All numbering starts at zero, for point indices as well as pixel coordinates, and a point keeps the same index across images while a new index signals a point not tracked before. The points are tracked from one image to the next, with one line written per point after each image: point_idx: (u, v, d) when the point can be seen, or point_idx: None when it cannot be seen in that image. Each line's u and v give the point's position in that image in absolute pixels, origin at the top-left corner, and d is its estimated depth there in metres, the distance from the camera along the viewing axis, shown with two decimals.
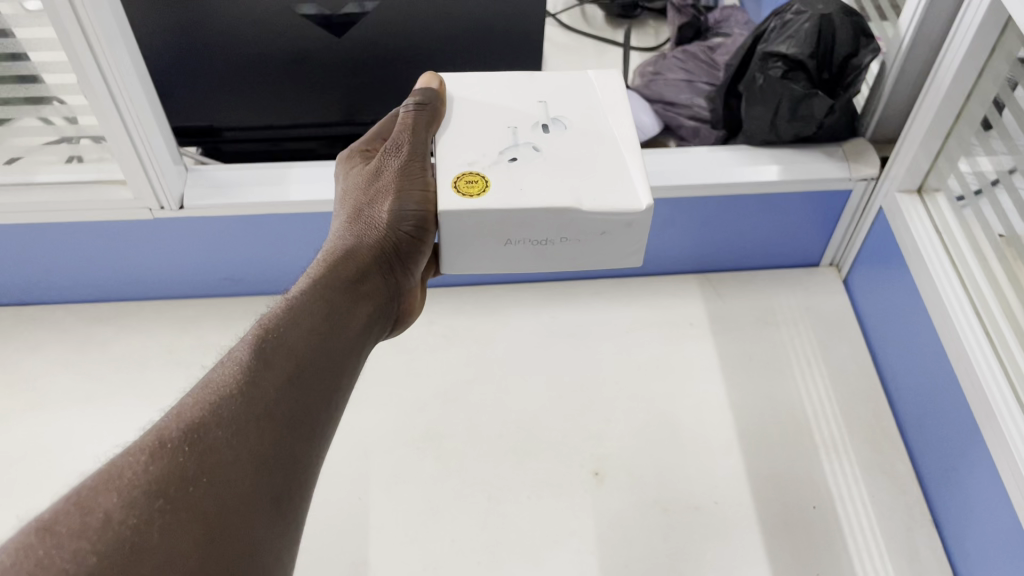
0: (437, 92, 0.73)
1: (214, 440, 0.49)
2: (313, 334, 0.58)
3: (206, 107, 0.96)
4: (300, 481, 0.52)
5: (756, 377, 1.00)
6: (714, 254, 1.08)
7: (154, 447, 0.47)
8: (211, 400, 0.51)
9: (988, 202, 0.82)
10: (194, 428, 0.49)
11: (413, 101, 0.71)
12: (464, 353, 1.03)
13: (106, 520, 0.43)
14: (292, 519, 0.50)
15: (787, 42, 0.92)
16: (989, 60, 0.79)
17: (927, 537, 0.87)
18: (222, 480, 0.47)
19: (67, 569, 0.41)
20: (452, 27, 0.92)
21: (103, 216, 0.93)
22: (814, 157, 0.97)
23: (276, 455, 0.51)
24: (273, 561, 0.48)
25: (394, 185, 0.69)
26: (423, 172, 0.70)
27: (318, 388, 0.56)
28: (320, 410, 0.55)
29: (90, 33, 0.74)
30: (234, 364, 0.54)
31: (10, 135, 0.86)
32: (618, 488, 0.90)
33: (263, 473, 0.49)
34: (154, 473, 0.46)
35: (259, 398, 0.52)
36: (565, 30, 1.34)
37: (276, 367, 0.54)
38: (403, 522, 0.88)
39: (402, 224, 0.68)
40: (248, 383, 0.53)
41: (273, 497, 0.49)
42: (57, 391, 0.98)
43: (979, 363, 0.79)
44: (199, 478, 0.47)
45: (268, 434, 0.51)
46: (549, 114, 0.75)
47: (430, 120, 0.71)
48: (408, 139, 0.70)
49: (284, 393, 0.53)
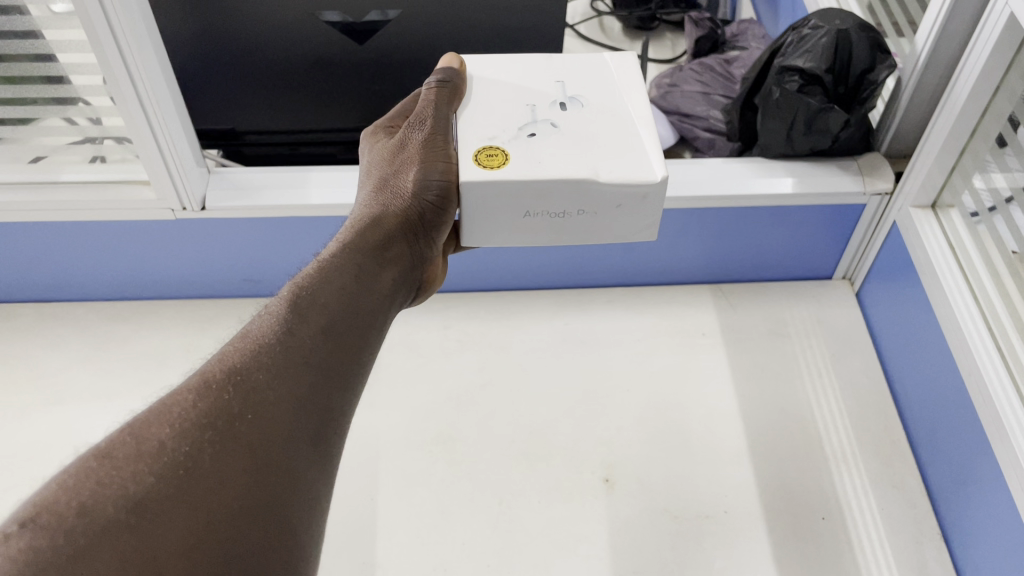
0: (458, 71, 0.74)
1: (257, 381, 0.51)
2: (347, 290, 0.60)
3: (229, 110, 0.98)
4: (337, 425, 0.53)
5: (768, 386, 1.00)
6: (727, 266, 1.09)
7: (200, 387, 0.50)
8: (251, 348, 0.53)
9: (1002, 219, 0.83)
10: (237, 371, 0.51)
11: (434, 78, 0.73)
12: (476, 358, 1.03)
13: (160, 447, 0.46)
14: (330, 457, 0.52)
15: (805, 56, 0.94)
16: (1004, 77, 0.79)
17: (936, 551, 0.87)
18: (268, 416, 0.49)
19: (126, 487, 0.44)
20: (474, 38, 0.93)
21: (125, 216, 0.95)
22: (830, 171, 0.98)
23: (312, 397, 0.52)
24: (312, 494, 0.49)
25: (419, 154, 0.70)
26: (445, 144, 0.71)
27: (352, 342, 0.57)
28: (354, 361, 0.57)
29: (119, 36, 0.75)
30: (271, 317, 0.56)
31: (37, 135, 0.88)
32: (627, 495, 0.91)
33: (303, 414, 0.51)
34: (201, 409, 0.48)
35: (295, 346, 0.54)
36: (583, 42, 1.36)
37: (312, 320, 0.56)
38: (414, 526, 0.88)
39: (428, 192, 0.69)
40: (285, 331, 0.55)
41: (313, 435, 0.51)
42: (75, 386, 0.99)
43: (990, 378, 0.80)
44: (244, 414, 0.49)
45: (306, 379, 0.53)
46: (567, 93, 0.76)
47: (451, 96, 0.72)
48: (431, 113, 0.71)
49: (319, 342, 0.55)
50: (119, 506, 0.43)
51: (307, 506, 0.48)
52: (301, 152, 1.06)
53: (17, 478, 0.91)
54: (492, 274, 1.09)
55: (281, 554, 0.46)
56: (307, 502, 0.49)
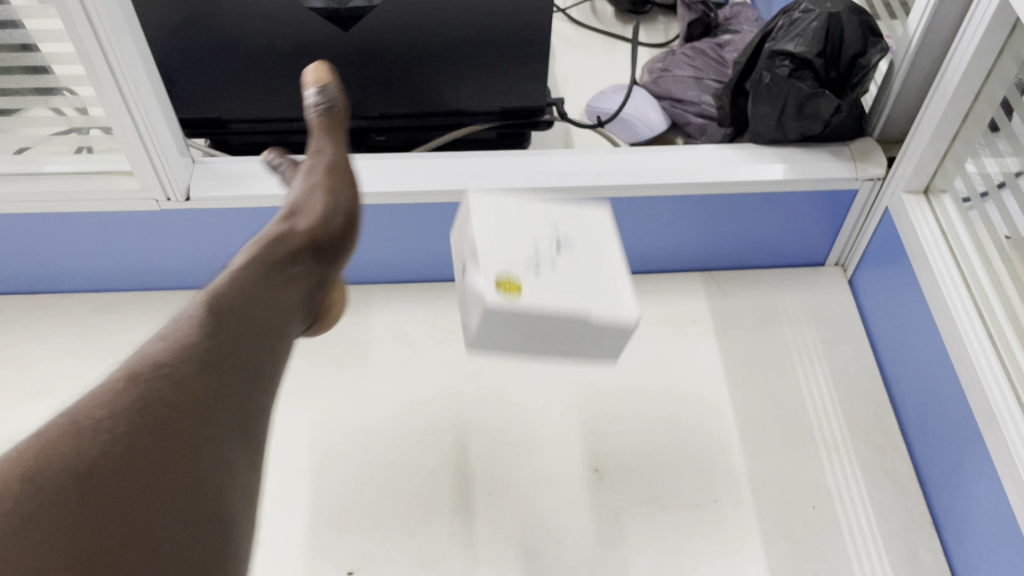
0: (339, 91, 0.77)
1: (180, 376, 0.52)
2: (263, 297, 0.60)
3: (214, 99, 0.97)
4: (253, 427, 0.55)
5: (759, 375, 1.00)
6: (718, 253, 1.08)
7: (126, 379, 0.51)
8: (174, 344, 0.54)
9: (995, 204, 0.81)
10: (162, 365, 0.52)
11: (318, 101, 0.75)
12: (465, 348, 1.03)
13: (93, 429, 0.48)
14: (247, 460, 0.54)
15: (795, 40, 0.92)
16: (997, 61, 0.78)
17: (928, 540, 0.86)
18: (203, 400, 0.52)
19: (58, 462, 0.46)
20: (461, 24, 0.92)
21: (110, 207, 0.94)
22: (821, 156, 0.97)
23: (230, 401, 0.53)
24: (232, 492, 0.51)
25: (326, 180, 0.71)
26: (346, 171, 0.73)
27: (262, 348, 0.57)
28: (265, 369, 0.57)
29: (97, 25, 0.74)
30: (190, 316, 0.56)
31: (21, 125, 0.88)
32: (617, 484, 0.90)
33: (220, 418, 0.52)
34: (129, 398, 0.50)
35: (215, 348, 0.54)
36: (574, 26, 1.35)
37: (230, 321, 0.56)
38: (403, 517, 0.88)
39: (336, 217, 0.70)
40: (202, 330, 0.55)
41: (230, 436, 0.52)
42: (63, 378, 0.99)
43: (982, 366, 0.79)
44: (170, 406, 0.50)
45: (227, 380, 0.54)
46: (554, 240, 0.64)
47: (337, 122, 0.75)
48: (327, 142, 0.74)
49: (232, 347, 0.55)
50: (57, 476, 0.45)
51: (228, 504, 0.50)
52: (288, 141, 1.05)
53: None
54: None
55: (205, 548, 0.47)
56: (226, 502, 0.50)
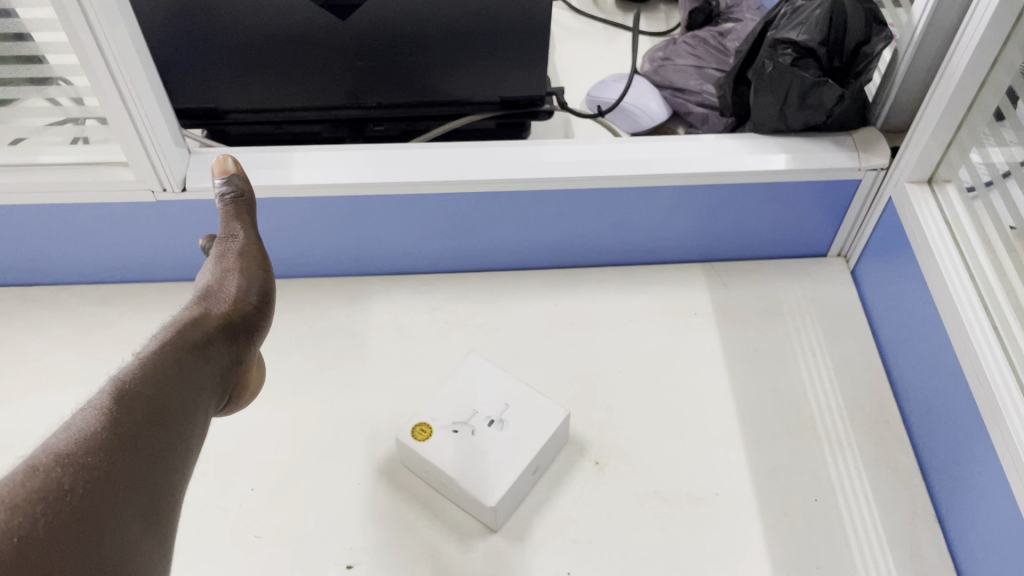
0: (245, 178, 0.81)
1: (88, 462, 0.49)
2: (174, 381, 0.58)
3: (210, 90, 0.96)
4: (164, 516, 0.52)
5: (760, 368, 0.99)
6: (720, 244, 1.07)
7: (29, 468, 0.48)
8: (81, 431, 0.51)
9: (1000, 194, 0.81)
10: (68, 453, 0.49)
11: (225, 191, 0.79)
12: (465, 340, 1.02)
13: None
14: (158, 549, 0.51)
15: (798, 28, 0.90)
16: (1004, 49, 0.77)
17: (931, 533, 0.86)
18: (143, 465, 0.52)
19: None
20: (459, 14, 0.91)
21: (107, 198, 0.93)
22: (824, 147, 0.96)
23: (143, 486, 0.51)
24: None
25: (241, 263, 0.74)
26: (258, 255, 0.76)
27: (176, 431, 0.55)
28: (180, 454, 0.55)
29: (90, 14, 0.73)
30: (95, 404, 0.54)
31: (16, 116, 0.87)
32: (618, 477, 0.90)
33: (132, 502, 0.50)
34: (32, 486, 0.47)
35: (127, 433, 0.52)
36: (575, 15, 1.34)
37: (140, 406, 0.54)
38: (402, 510, 0.87)
39: (248, 300, 0.72)
40: (111, 416, 0.53)
41: (141, 525, 0.50)
42: (60, 370, 0.98)
43: (986, 357, 0.78)
44: (77, 493, 0.48)
45: (138, 466, 0.52)
46: None
47: (247, 210, 0.79)
48: (238, 227, 0.77)
49: (145, 431, 0.53)
50: None
51: None
52: (285, 131, 1.05)
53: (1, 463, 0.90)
54: (483, 254, 1.07)
55: None
56: None
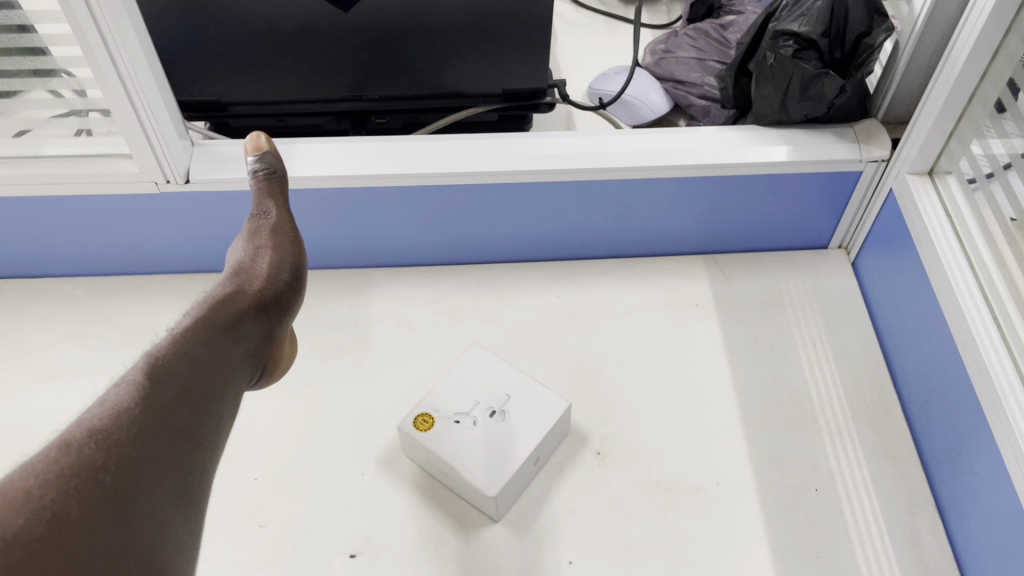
0: (277, 158, 0.83)
1: (121, 437, 0.50)
2: (207, 356, 0.58)
3: (213, 82, 0.96)
4: (196, 491, 0.52)
5: (761, 359, 0.99)
6: (721, 236, 1.08)
7: (64, 442, 0.48)
8: (115, 407, 0.51)
9: (1001, 186, 0.81)
10: (101, 428, 0.49)
11: (258, 168, 0.82)
12: (466, 331, 1.02)
13: (29, 495, 0.44)
14: (190, 523, 0.51)
15: (800, 20, 0.90)
16: (1004, 40, 0.77)
17: (931, 522, 0.86)
18: (176, 439, 0.52)
19: None
20: (460, 7, 0.91)
21: (110, 190, 0.93)
22: (825, 139, 0.96)
23: (176, 460, 0.51)
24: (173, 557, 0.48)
25: (274, 240, 0.75)
26: (291, 232, 0.78)
27: (209, 405, 0.55)
28: (213, 428, 0.55)
29: (94, 5, 0.73)
30: (130, 379, 0.54)
31: (20, 108, 0.87)
32: (619, 466, 0.90)
33: (164, 477, 0.50)
34: (67, 460, 0.47)
35: (160, 407, 0.52)
36: (576, 8, 1.34)
37: (173, 382, 0.54)
38: (404, 499, 0.88)
39: (283, 273, 0.73)
40: (144, 392, 0.53)
41: (174, 498, 0.50)
42: (64, 361, 0.99)
43: (986, 347, 0.79)
44: (110, 467, 0.48)
45: (170, 440, 0.52)
46: None
47: (279, 188, 0.81)
48: (271, 205, 0.79)
49: (179, 405, 0.53)
50: None
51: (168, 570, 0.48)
52: (288, 123, 1.05)
53: (7, 453, 0.91)
54: (484, 247, 1.07)
55: None
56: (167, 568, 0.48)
